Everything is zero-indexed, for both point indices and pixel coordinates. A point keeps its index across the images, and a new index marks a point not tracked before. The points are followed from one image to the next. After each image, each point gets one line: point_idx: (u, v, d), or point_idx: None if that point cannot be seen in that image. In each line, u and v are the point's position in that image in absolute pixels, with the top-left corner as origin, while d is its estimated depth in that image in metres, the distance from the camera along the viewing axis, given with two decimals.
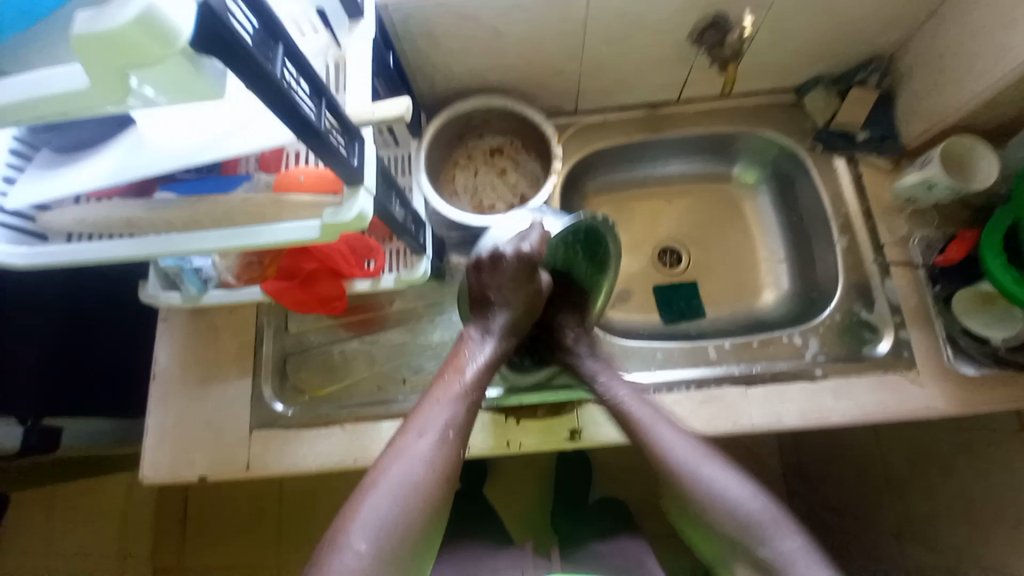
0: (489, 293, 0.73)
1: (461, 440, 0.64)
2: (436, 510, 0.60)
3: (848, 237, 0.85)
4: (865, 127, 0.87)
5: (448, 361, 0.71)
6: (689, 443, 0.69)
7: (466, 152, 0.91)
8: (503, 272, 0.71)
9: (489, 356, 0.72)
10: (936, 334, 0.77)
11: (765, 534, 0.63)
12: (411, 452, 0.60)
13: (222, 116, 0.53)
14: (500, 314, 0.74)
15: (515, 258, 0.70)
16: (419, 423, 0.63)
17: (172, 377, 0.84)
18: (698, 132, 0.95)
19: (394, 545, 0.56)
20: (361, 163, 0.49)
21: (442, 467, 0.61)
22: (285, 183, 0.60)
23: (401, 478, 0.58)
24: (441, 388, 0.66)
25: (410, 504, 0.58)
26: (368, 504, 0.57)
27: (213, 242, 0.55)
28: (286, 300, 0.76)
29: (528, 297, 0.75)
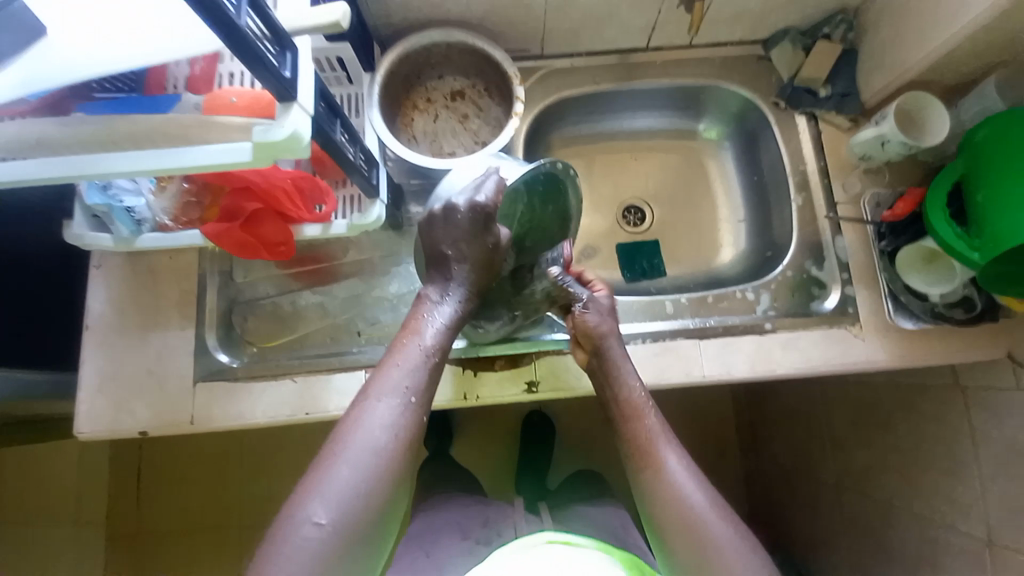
0: (444, 249, 0.66)
1: (424, 405, 0.58)
2: (404, 480, 0.54)
3: (804, 195, 0.87)
4: (828, 83, 0.88)
5: (405, 325, 0.64)
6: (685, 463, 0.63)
7: (426, 94, 0.86)
8: (458, 226, 0.65)
9: (450, 315, 0.65)
10: (879, 290, 0.80)
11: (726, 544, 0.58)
12: (371, 421, 0.54)
13: (143, 26, 0.48)
14: (460, 271, 0.66)
15: (469, 210, 0.64)
16: (378, 390, 0.56)
17: (106, 327, 0.79)
18: (667, 84, 0.93)
19: (359, 519, 0.50)
20: (294, 75, 0.46)
21: (406, 435, 0.55)
22: (216, 106, 0.56)
23: (362, 449, 0.52)
24: (399, 352, 0.60)
25: (374, 474, 0.52)
26: (327, 477, 0.51)
27: (128, 164, 0.50)
28: (227, 243, 0.71)
29: (487, 253, 0.67)
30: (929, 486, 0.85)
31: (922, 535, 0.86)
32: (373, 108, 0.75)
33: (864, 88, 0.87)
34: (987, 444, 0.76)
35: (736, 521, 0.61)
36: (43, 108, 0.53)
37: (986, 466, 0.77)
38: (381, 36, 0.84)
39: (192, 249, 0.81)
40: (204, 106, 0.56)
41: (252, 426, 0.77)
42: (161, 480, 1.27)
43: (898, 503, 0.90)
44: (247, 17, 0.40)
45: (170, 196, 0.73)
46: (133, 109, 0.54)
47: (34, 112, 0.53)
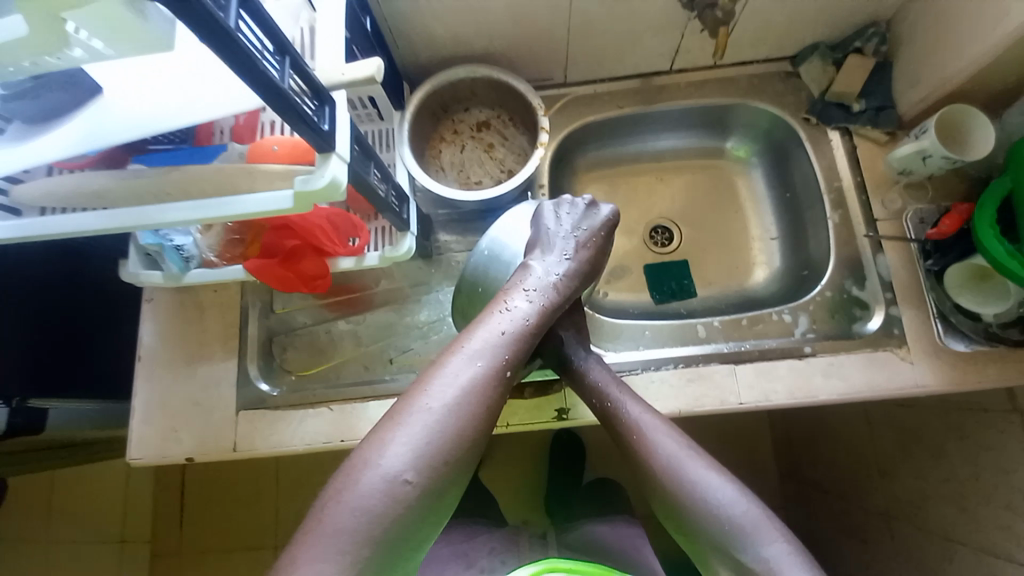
0: (560, 232, 0.70)
1: (512, 374, 0.57)
2: (481, 438, 0.53)
3: (840, 212, 0.84)
4: (861, 98, 0.85)
5: (506, 288, 0.65)
6: (677, 441, 0.64)
7: (452, 126, 0.89)
8: (591, 222, 0.72)
9: (548, 289, 0.65)
10: (927, 310, 0.77)
11: (749, 540, 0.58)
12: (456, 374, 0.54)
13: (190, 85, 0.52)
14: (575, 255, 0.69)
15: (575, 233, 0.70)
16: (470, 346, 0.56)
17: (157, 358, 0.83)
18: (692, 105, 0.92)
19: (435, 470, 0.49)
20: (332, 128, 0.48)
21: (491, 399, 0.54)
22: (258, 154, 0.58)
23: (447, 398, 0.52)
24: (494, 317, 0.60)
25: (451, 427, 0.51)
26: (410, 421, 0.50)
27: (184, 214, 0.54)
28: (267, 277, 0.74)
29: (603, 248, 0.72)
30: (985, 515, 0.79)
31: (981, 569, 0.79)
32: (404, 144, 0.77)
33: (900, 101, 0.84)
34: None
35: (748, 494, 0.61)
36: (102, 161, 0.58)
37: None
38: (409, 73, 0.87)
39: (234, 283, 0.85)
40: (248, 154, 0.59)
41: (290, 454, 0.79)
42: (201, 501, 1.32)
43: (955, 534, 0.84)
44: (289, 78, 0.42)
45: (215, 235, 0.78)
46: (184, 160, 0.58)
47: (93, 166, 0.58)
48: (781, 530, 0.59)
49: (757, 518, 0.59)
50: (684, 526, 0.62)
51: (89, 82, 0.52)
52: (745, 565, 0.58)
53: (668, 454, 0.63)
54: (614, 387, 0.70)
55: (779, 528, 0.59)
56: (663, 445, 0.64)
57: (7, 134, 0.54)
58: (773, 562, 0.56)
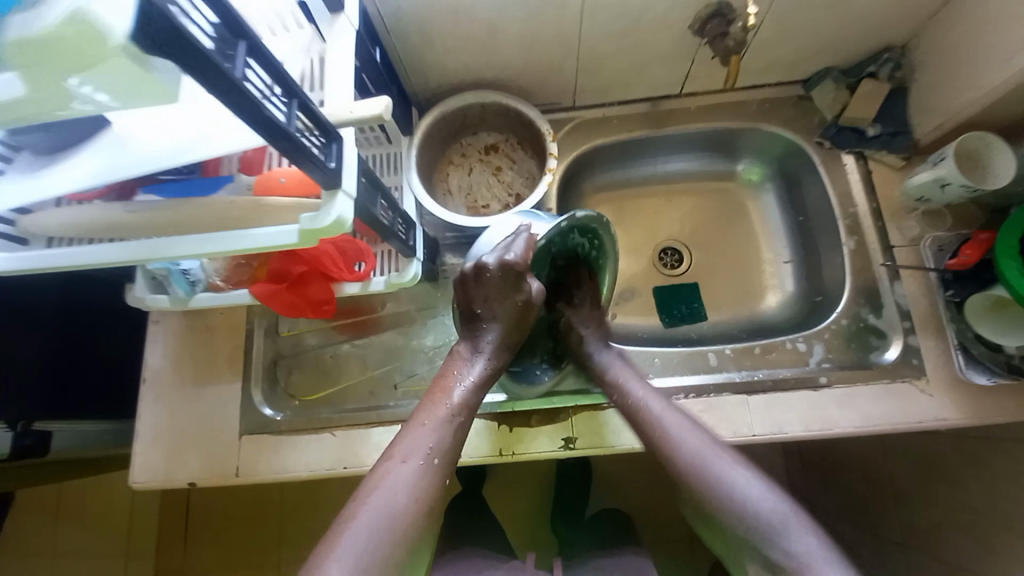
0: (476, 307, 0.68)
1: (446, 466, 0.59)
2: (421, 545, 0.54)
3: (855, 238, 0.82)
4: (876, 123, 0.84)
5: (436, 381, 0.66)
6: (703, 436, 0.65)
7: (461, 149, 0.89)
8: (490, 285, 0.66)
9: (481, 374, 0.67)
10: (947, 341, 0.74)
11: (778, 534, 0.56)
12: (393, 479, 0.55)
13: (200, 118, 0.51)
14: (489, 329, 0.69)
15: (499, 268, 0.65)
16: (404, 447, 0.58)
17: (163, 381, 0.83)
18: (703, 129, 0.92)
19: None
20: (339, 165, 0.48)
21: (426, 497, 0.55)
22: (267, 186, 0.58)
23: (381, 509, 0.53)
24: (426, 411, 0.62)
25: (389, 537, 0.52)
26: (348, 537, 0.51)
27: (188, 248, 0.53)
28: (276, 304, 0.73)
29: (518, 309, 0.69)
30: None
31: None
32: (412, 170, 0.77)
33: (916, 127, 0.82)
34: None
35: (777, 492, 0.59)
36: (110, 193, 0.58)
37: None
38: (418, 98, 0.87)
39: (241, 307, 0.85)
40: (256, 185, 0.59)
41: (294, 480, 0.78)
42: (206, 519, 1.32)
43: None
44: (297, 120, 0.42)
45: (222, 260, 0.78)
46: (193, 192, 0.58)
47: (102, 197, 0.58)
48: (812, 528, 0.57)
49: (786, 515, 0.57)
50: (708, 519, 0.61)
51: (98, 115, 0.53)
52: (775, 562, 0.56)
53: (691, 446, 0.63)
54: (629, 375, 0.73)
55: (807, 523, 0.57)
56: (685, 436, 0.64)
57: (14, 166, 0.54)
58: (803, 557, 0.55)
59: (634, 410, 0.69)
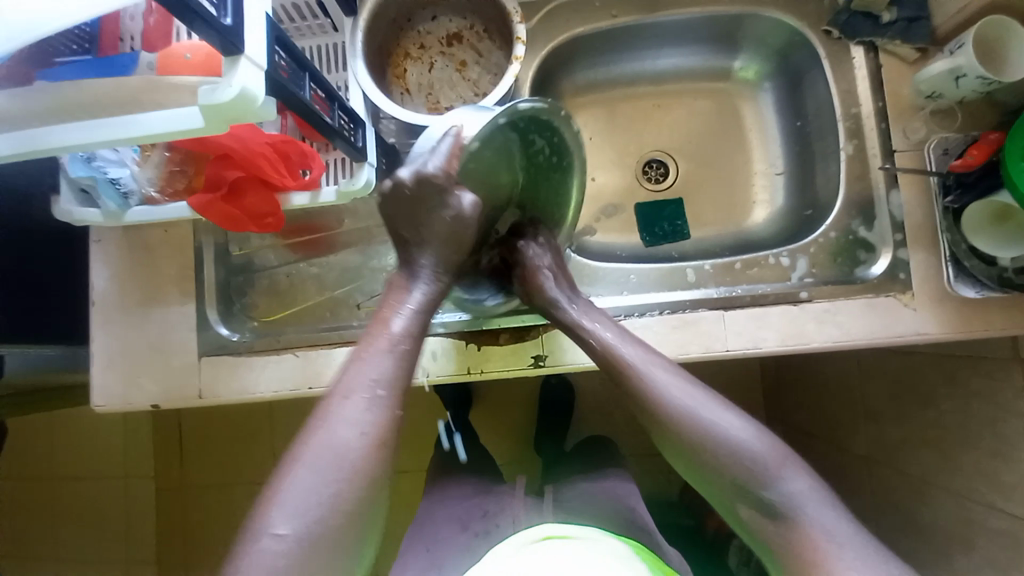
0: (405, 232, 0.63)
1: (396, 397, 0.54)
2: (378, 480, 0.51)
3: (855, 143, 0.75)
4: (893, 6, 0.73)
5: (376, 314, 0.60)
6: (683, 383, 0.61)
7: (419, 40, 0.78)
8: (413, 203, 0.61)
9: (422, 301, 0.61)
10: (939, 253, 0.70)
11: (774, 475, 0.56)
12: (328, 421, 0.51)
13: None
14: (426, 256, 0.63)
15: (415, 180, 0.59)
16: (344, 386, 0.53)
17: (111, 302, 0.78)
18: (696, 15, 0.80)
19: (327, 521, 0.48)
20: (239, 23, 0.39)
21: (372, 432, 0.51)
22: (169, 64, 0.49)
23: (322, 454, 0.49)
24: (365, 344, 0.56)
25: (335, 480, 0.49)
26: (288, 483, 0.49)
27: (77, 136, 0.45)
28: (213, 217, 0.66)
29: (449, 229, 0.63)
30: (967, 462, 0.79)
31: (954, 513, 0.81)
32: (356, 59, 0.67)
33: (939, 9, 0.72)
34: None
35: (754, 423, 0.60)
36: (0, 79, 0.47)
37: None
38: None
39: (186, 222, 0.78)
40: (158, 65, 0.49)
41: (257, 400, 0.77)
42: (197, 442, 1.32)
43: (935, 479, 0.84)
44: None
45: (153, 165, 0.70)
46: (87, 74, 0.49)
47: None
48: (800, 470, 0.57)
49: (776, 454, 0.57)
50: (703, 468, 0.59)
51: None
52: (770, 503, 0.56)
53: (685, 403, 0.59)
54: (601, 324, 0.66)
55: (797, 462, 0.58)
56: (682, 396, 0.60)
57: None
58: (796, 496, 0.56)
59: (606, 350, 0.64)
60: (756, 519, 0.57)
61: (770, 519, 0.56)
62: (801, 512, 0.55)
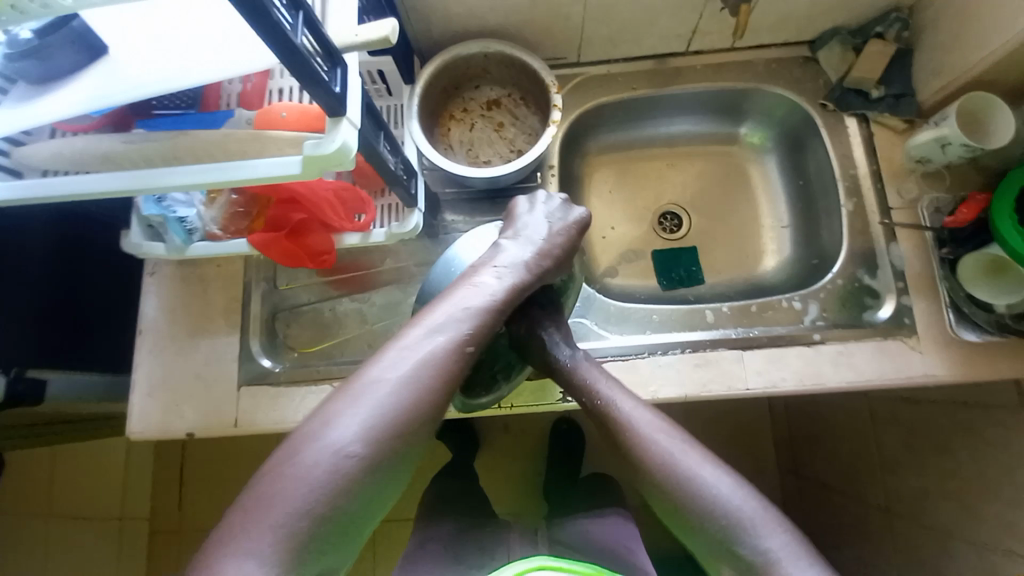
0: (528, 225, 0.69)
1: (476, 350, 0.56)
2: (436, 415, 0.52)
3: (854, 200, 0.83)
4: (881, 84, 0.84)
5: (476, 263, 0.63)
6: (673, 435, 0.61)
7: (463, 104, 0.88)
8: (559, 220, 0.70)
9: (523, 262, 0.63)
10: (940, 300, 0.76)
11: (751, 532, 0.55)
12: (417, 345, 0.53)
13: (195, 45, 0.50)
14: (540, 253, 0.68)
15: (577, 220, 0.70)
16: (432, 320, 0.55)
17: (160, 332, 0.82)
18: (707, 88, 0.91)
19: (384, 445, 0.49)
20: (344, 91, 0.47)
21: (449, 374, 0.53)
22: (268, 120, 0.58)
23: (402, 374, 0.51)
24: (460, 290, 0.58)
25: (401, 405, 0.50)
26: (360, 395, 0.50)
27: (187, 177, 0.52)
28: (273, 253, 0.73)
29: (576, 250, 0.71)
30: (985, 510, 0.82)
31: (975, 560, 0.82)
32: (413, 118, 0.77)
33: (920, 89, 0.83)
34: None
35: (745, 485, 0.58)
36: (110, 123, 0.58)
37: None
38: (421, 49, 0.86)
39: (240, 258, 0.84)
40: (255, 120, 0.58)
41: (292, 430, 0.79)
42: (199, 481, 1.31)
43: (955, 525, 0.87)
44: (301, 34, 0.41)
45: (219, 207, 0.76)
46: (191, 125, 0.57)
47: (99, 129, 0.58)
48: (784, 527, 0.56)
49: (759, 509, 0.56)
50: (680, 519, 0.58)
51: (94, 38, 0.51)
52: (747, 561, 0.55)
53: (660, 446, 0.60)
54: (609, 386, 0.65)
55: (780, 519, 0.56)
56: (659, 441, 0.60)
57: (13, 95, 0.53)
58: (777, 554, 0.54)
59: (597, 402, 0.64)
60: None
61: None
62: (781, 568, 0.53)
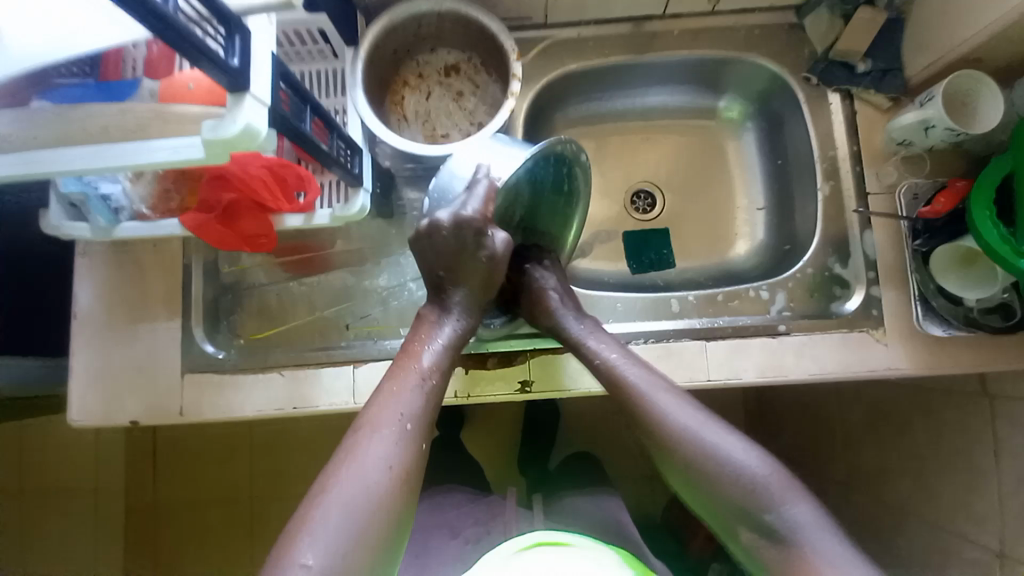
0: (438, 271, 0.66)
1: (422, 434, 0.57)
2: (403, 512, 0.53)
3: (831, 184, 0.79)
4: (867, 57, 0.78)
5: (404, 348, 0.63)
6: (689, 406, 0.62)
7: (417, 69, 0.80)
8: (446, 244, 0.64)
9: (450, 336, 0.64)
10: (908, 292, 0.73)
11: (773, 499, 0.56)
12: (363, 452, 0.53)
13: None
14: (456, 293, 0.66)
15: (454, 225, 0.63)
16: (372, 421, 0.55)
17: (95, 317, 0.77)
18: (685, 57, 0.84)
19: (355, 559, 0.49)
20: (245, 63, 0.41)
21: (402, 467, 0.53)
22: (173, 93, 0.51)
23: (355, 485, 0.51)
24: (394, 381, 0.59)
25: (367, 512, 0.50)
26: (320, 514, 0.50)
27: (78, 162, 0.47)
28: (207, 236, 0.68)
29: (481, 269, 0.66)
30: (941, 492, 0.85)
31: (933, 541, 0.86)
32: (356, 87, 0.69)
33: (908, 62, 0.77)
34: (1007, 456, 0.75)
35: (766, 455, 0.59)
36: None
37: (1006, 481, 0.76)
38: (367, 4, 0.77)
39: (176, 240, 0.78)
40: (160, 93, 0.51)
41: (240, 420, 0.76)
42: (171, 456, 1.28)
43: (910, 505, 0.91)
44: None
45: (146, 184, 0.69)
46: (95, 95, 0.49)
47: None
48: (801, 495, 0.57)
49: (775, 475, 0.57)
50: (706, 495, 0.59)
51: None
52: (769, 528, 0.56)
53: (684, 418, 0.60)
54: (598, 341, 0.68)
55: (801, 489, 0.57)
56: (680, 417, 0.60)
57: None
58: (799, 522, 0.55)
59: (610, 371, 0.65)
60: (750, 536, 0.57)
61: (768, 540, 0.56)
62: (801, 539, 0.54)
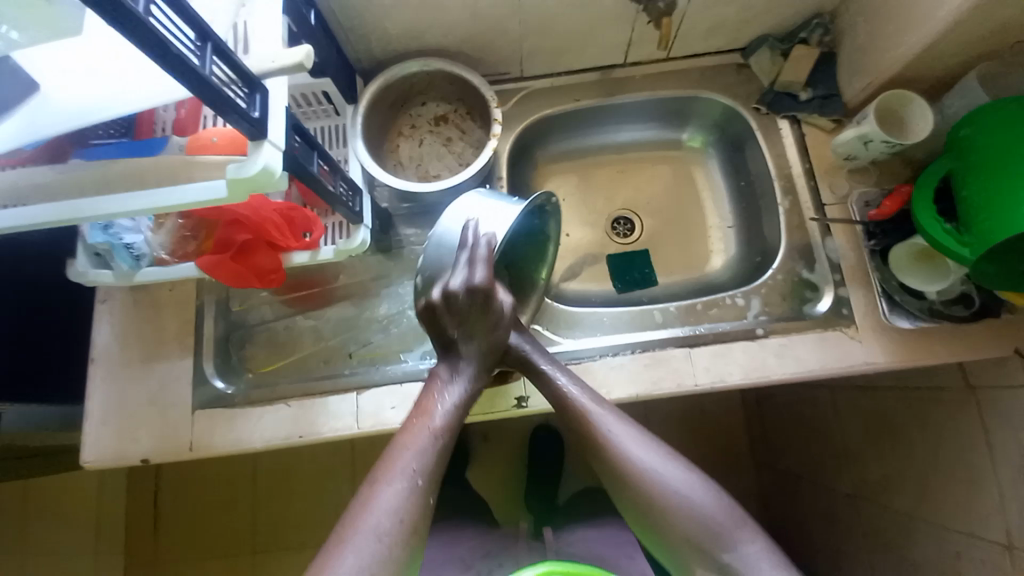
0: (450, 334, 0.69)
1: (431, 486, 0.59)
2: (412, 560, 0.55)
3: (790, 198, 0.86)
4: (807, 87, 0.88)
5: (417, 405, 0.66)
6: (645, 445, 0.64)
7: (411, 121, 0.90)
8: (460, 307, 0.68)
9: (460, 396, 0.67)
10: (874, 290, 0.79)
11: (726, 537, 0.59)
12: (376, 503, 0.56)
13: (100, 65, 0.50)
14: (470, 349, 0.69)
15: (466, 289, 0.67)
16: (387, 473, 0.58)
17: (113, 359, 0.82)
18: (646, 96, 0.95)
19: None
20: (265, 115, 0.49)
21: (411, 517, 0.56)
22: (200, 146, 0.60)
23: (368, 535, 0.54)
24: (408, 434, 0.62)
25: (379, 561, 0.53)
26: (336, 562, 0.52)
27: (114, 205, 0.54)
28: (221, 274, 0.74)
29: (490, 324, 0.69)
30: (944, 492, 0.85)
31: (942, 544, 0.86)
32: (356, 137, 0.79)
33: (844, 89, 0.87)
34: (998, 447, 0.77)
35: (717, 492, 0.62)
36: (42, 156, 0.56)
37: (1002, 471, 0.76)
38: (365, 68, 0.89)
39: (191, 281, 0.84)
40: (189, 146, 0.60)
41: (249, 451, 0.78)
42: (176, 511, 1.31)
43: (916, 509, 0.90)
44: (211, 65, 0.43)
45: (167, 231, 0.76)
46: (128, 153, 0.57)
47: (34, 160, 0.56)
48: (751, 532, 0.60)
49: (733, 517, 0.61)
50: (663, 532, 0.61)
51: (19, 71, 0.50)
52: (724, 565, 0.59)
53: (643, 462, 0.62)
54: (564, 377, 0.70)
55: (751, 527, 0.61)
56: (639, 456, 0.63)
57: None
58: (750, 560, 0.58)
59: (572, 410, 0.67)
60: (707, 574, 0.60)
61: None
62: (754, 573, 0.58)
